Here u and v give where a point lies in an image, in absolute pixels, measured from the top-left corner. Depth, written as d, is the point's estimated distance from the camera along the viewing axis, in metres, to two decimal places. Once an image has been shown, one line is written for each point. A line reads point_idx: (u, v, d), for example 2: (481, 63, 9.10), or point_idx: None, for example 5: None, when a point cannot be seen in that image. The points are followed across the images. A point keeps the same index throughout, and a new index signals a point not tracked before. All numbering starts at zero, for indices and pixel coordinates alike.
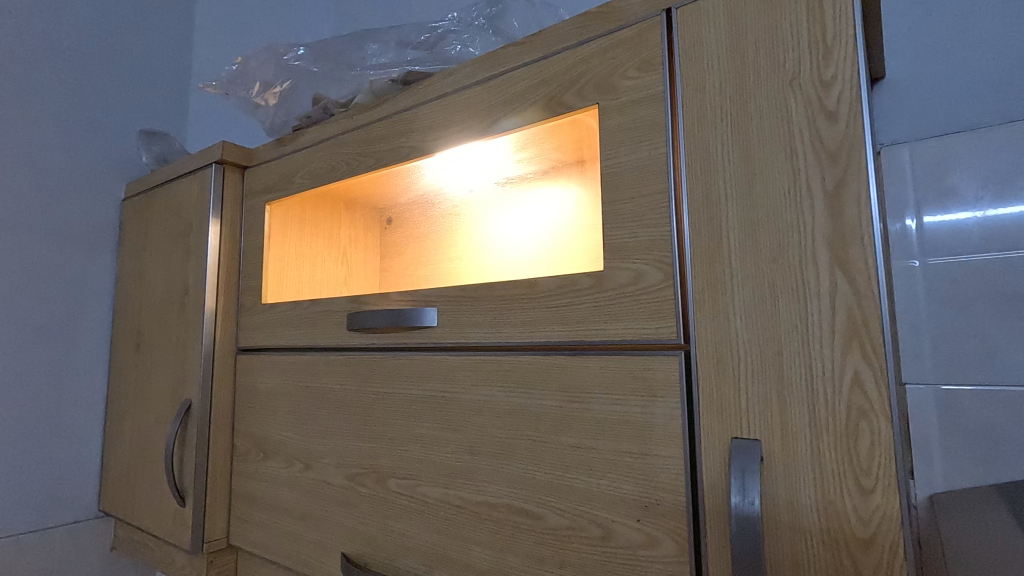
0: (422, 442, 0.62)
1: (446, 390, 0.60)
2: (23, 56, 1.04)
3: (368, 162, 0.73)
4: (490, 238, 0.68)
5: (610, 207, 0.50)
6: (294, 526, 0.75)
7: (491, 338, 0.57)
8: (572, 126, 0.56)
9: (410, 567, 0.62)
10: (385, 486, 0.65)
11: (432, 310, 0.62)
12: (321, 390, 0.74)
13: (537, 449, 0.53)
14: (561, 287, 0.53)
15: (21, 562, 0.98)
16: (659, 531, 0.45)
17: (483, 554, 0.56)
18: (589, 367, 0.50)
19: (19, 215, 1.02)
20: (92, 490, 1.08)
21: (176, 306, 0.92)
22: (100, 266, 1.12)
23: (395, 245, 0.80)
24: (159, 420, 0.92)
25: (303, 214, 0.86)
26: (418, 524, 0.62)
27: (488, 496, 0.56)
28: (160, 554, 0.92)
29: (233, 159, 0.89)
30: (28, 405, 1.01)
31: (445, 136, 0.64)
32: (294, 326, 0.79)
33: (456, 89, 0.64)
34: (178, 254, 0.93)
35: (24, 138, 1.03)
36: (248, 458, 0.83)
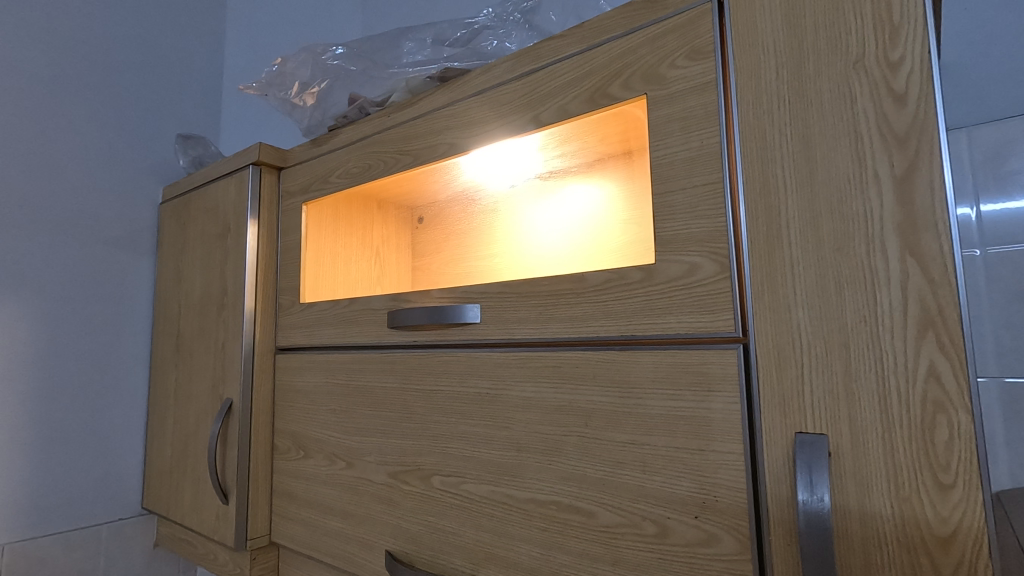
0: (467, 440, 0.62)
1: (491, 386, 0.60)
2: (64, 64, 1.07)
3: (405, 160, 0.73)
4: (527, 234, 0.68)
5: (660, 199, 0.49)
6: (337, 524, 0.75)
7: (537, 333, 0.57)
8: (617, 118, 0.55)
9: (456, 565, 0.62)
10: (429, 483, 0.65)
11: (476, 306, 0.62)
12: (362, 388, 0.74)
13: (587, 446, 0.52)
14: (610, 282, 0.52)
15: (70, 558, 1.00)
16: (718, 529, 0.44)
17: (532, 552, 0.55)
18: (642, 362, 0.49)
19: (60, 219, 1.04)
20: (135, 490, 1.10)
21: (215, 307, 0.93)
22: (139, 269, 1.15)
23: (430, 243, 0.80)
24: (200, 419, 0.93)
25: (338, 214, 0.87)
26: (463, 522, 0.61)
27: (537, 494, 0.55)
28: (203, 551, 0.94)
29: (270, 161, 0.90)
30: (74, 404, 1.04)
31: (485, 132, 0.64)
32: (334, 324, 0.79)
33: (495, 84, 0.64)
34: (216, 255, 0.94)
35: (64, 143, 1.06)
36: (289, 457, 0.84)
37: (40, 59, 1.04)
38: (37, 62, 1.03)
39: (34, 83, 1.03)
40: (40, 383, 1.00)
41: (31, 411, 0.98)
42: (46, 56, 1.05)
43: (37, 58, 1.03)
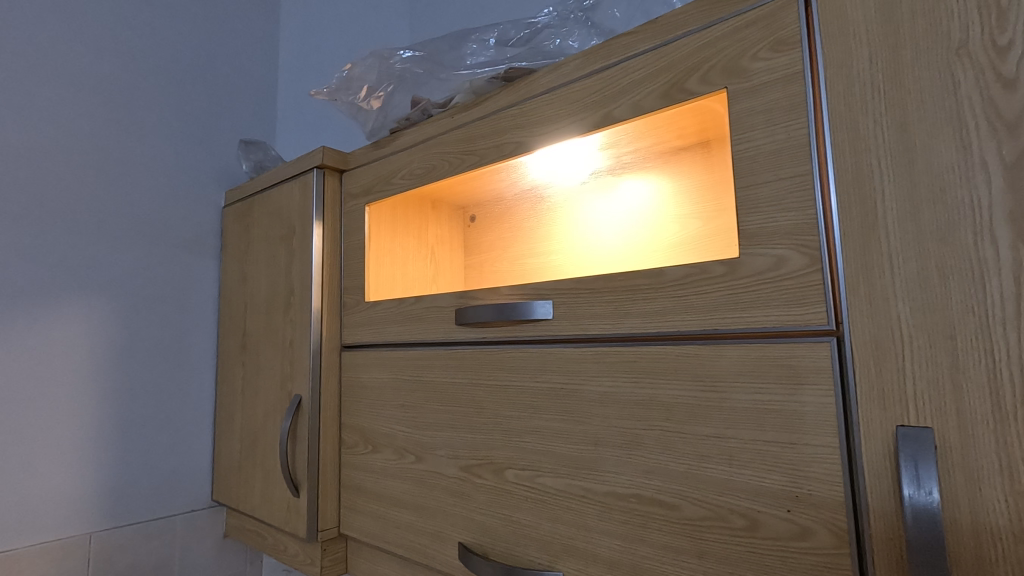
0: (541, 434, 0.63)
1: (566, 381, 0.61)
2: (132, 77, 1.12)
3: (470, 160, 0.74)
4: (591, 230, 0.70)
5: (743, 192, 0.49)
6: (407, 516, 0.77)
7: (613, 329, 0.58)
8: (695, 112, 0.55)
9: (534, 557, 0.63)
10: (503, 477, 0.66)
11: (548, 303, 0.63)
12: (431, 383, 0.76)
13: (669, 439, 0.53)
14: (689, 276, 0.53)
15: (148, 547, 1.06)
16: (813, 523, 0.44)
17: (612, 544, 0.56)
18: (726, 356, 0.49)
19: (133, 225, 1.10)
20: (205, 482, 1.15)
21: (282, 306, 0.96)
22: (204, 271, 1.19)
23: (490, 241, 0.82)
24: (268, 414, 0.97)
25: (397, 215, 0.89)
26: (540, 514, 0.62)
27: (617, 487, 0.56)
28: (273, 541, 0.98)
29: (332, 164, 0.93)
30: (147, 401, 1.09)
31: (554, 130, 0.65)
32: (400, 322, 0.81)
33: (564, 83, 0.64)
34: (281, 256, 0.98)
35: (135, 152, 1.11)
36: (357, 451, 0.87)
37: (111, 74, 1.09)
38: (109, 77, 1.09)
39: (107, 97, 1.08)
40: (118, 382, 1.05)
41: (110, 408, 1.04)
42: (116, 71, 1.10)
43: (109, 74, 1.09)
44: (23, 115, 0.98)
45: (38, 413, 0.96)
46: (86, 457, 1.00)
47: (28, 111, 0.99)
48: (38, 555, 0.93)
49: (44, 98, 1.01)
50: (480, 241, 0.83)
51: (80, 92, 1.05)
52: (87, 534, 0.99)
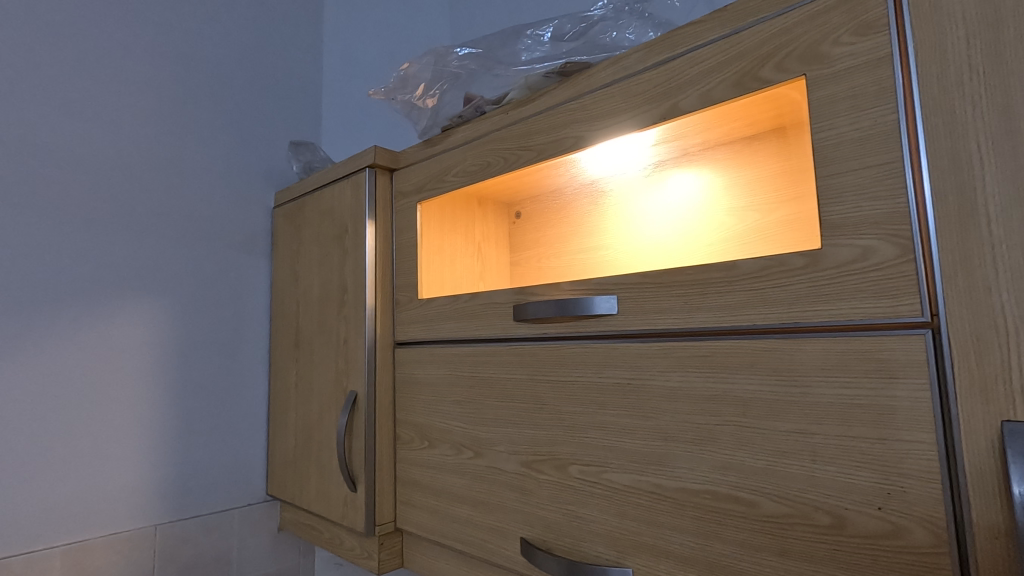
0: (607, 429, 0.63)
1: (633, 376, 0.60)
2: (185, 84, 1.16)
3: (526, 156, 0.74)
4: (637, 222, 0.70)
5: (825, 181, 0.48)
6: (466, 512, 0.78)
7: (683, 323, 0.57)
8: (768, 100, 0.54)
9: (601, 553, 0.62)
10: (567, 472, 0.66)
11: (612, 298, 0.63)
12: (489, 379, 0.76)
13: (746, 436, 0.52)
14: (765, 268, 0.51)
15: (209, 539, 1.09)
16: (907, 520, 0.43)
17: (685, 541, 0.55)
18: (807, 350, 0.48)
19: (190, 227, 1.13)
20: (259, 476, 1.18)
21: (335, 304, 0.98)
22: (256, 270, 1.22)
23: (534, 237, 0.83)
24: (323, 410, 0.99)
25: (445, 213, 0.89)
26: (606, 510, 0.62)
27: (689, 483, 0.55)
28: (329, 534, 0.99)
29: (384, 163, 0.94)
30: (205, 398, 1.12)
31: (614, 124, 0.64)
32: (454, 319, 0.82)
33: (626, 76, 0.64)
34: (334, 254, 0.99)
35: (189, 156, 1.15)
36: (412, 446, 0.87)
37: (166, 81, 1.13)
38: (163, 84, 1.13)
39: (162, 103, 1.12)
40: (177, 378, 1.09)
41: (171, 404, 1.08)
42: (170, 78, 1.14)
43: (164, 81, 1.13)
44: (86, 123, 1.02)
45: (105, 410, 1.00)
46: (149, 452, 1.04)
47: (91, 119, 1.03)
48: (108, 545, 0.97)
49: (105, 106, 1.05)
50: (526, 238, 0.84)
51: (137, 99, 1.09)
52: (153, 525, 1.03)
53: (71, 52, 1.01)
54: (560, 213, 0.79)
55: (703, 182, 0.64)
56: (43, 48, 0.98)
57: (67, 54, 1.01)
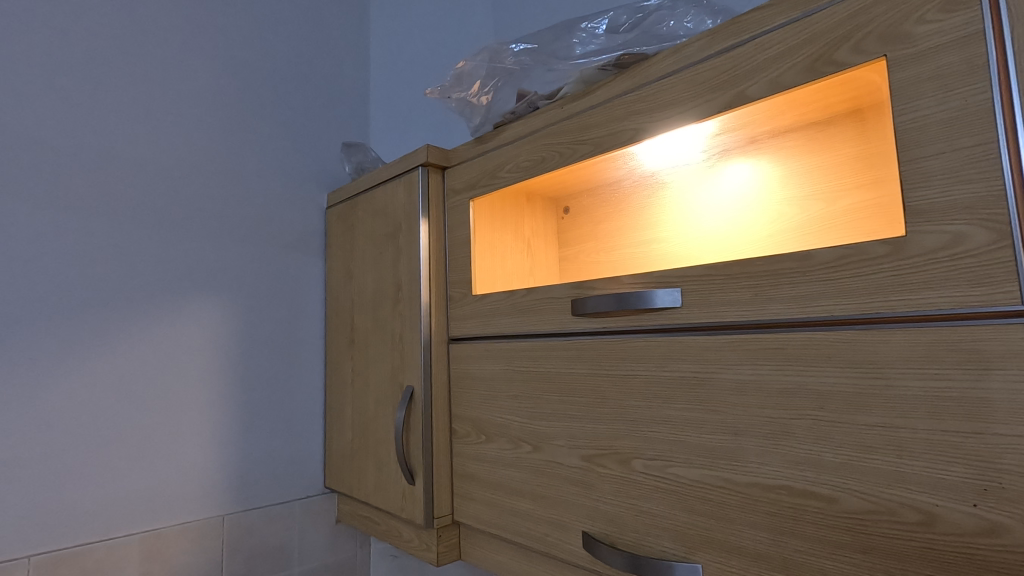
0: (672, 423, 0.62)
1: (699, 370, 0.60)
2: (242, 90, 1.20)
3: (583, 150, 0.73)
4: (690, 212, 0.70)
5: (908, 166, 0.46)
6: (526, 505, 0.78)
7: (752, 315, 0.56)
8: (844, 84, 0.52)
9: (667, 548, 0.62)
10: (630, 467, 0.66)
11: (675, 290, 0.62)
12: (547, 374, 0.76)
13: (824, 429, 0.50)
14: (842, 258, 0.50)
15: (271, 528, 1.13)
16: (1006, 518, 0.41)
17: (758, 537, 0.54)
18: (890, 341, 0.47)
19: (249, 229, 1.18)
20: (317, 469, 1.22)
21: (390, 301, 1.00)
22: (311, 269, 1.26)
23: (584, 232, 0.83)
24: (380, 404, 1.01)
25: (495, 211, 0.90)
26: (672, 504, 0.62)
27: (761, 479, 0.54)
28: (387, 526, 1.02)
29: (436, 161, 0.95)
30: (266, 393, 1.17)
31: (676, 115, 0.63)
32: (510, 314, 0.82)
33: (688, 65, 0.63)
34: (388, 252, 1.01)
35: (246, 160, 1.19)
36: (469, 440, 0.89)
37: (225, 88, 1.18)
38: (221, 92, 1.17)
39: (222, 110, 1.17)
40: (240, 374, 1.13)
41: (235, 398, 1.12)
42: (227, 87, 1.18)
43: (222, 89, 1.17)
44: (153, 132, 1.07)
45: (176, 405, 1.05)
46: (217, 445, 1.09)
47: (157, 128, 1.08)
48: (181, 534, 1.02)
49: (170, 116, 1.10)
50: (576, 233, 0.84)
51: (199, 107, 1.14)
52: (221, 516, 1.08)
53: (138, 65, 1.07)
54: (611, 207, 0.80)
55: (761, 171, 0.64)
56: (113, 62, 1.04)
57: (134, 67, 1.06)
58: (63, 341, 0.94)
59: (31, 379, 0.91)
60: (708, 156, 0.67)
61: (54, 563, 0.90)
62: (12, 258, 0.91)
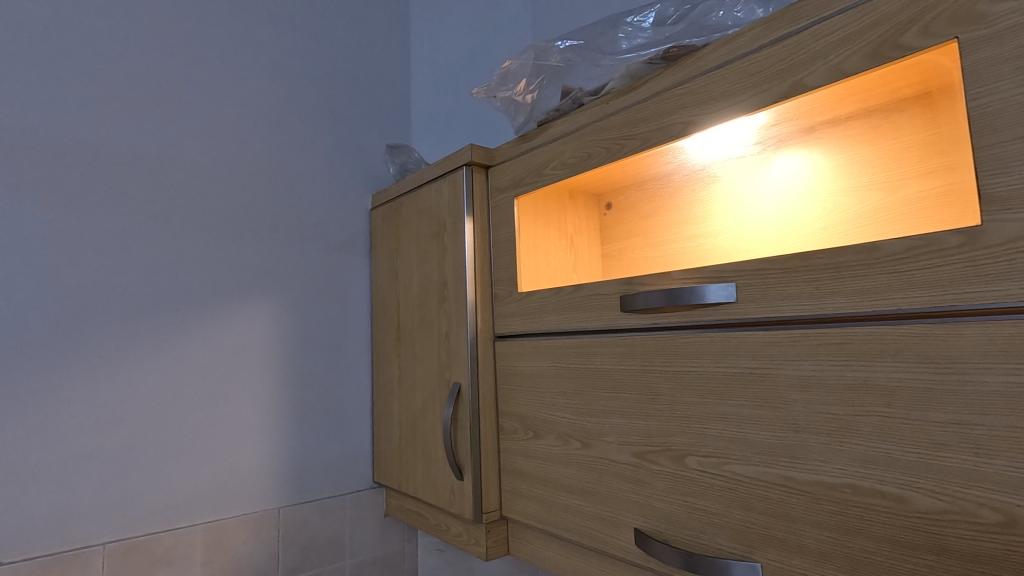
0: (728, 420, 0.61)
1: (757, 366, 0.58)
2: (289, 96, 1.24)
3: (630, 146, 0.73)
4: (740, 203, 0.69)
5: (982, 152, 0.45)
6: (576, 501, 0.78)
7: (814, 310, 0.54)
8: (910, 68, 0.51)
9: (724, 546, 0.61)
10: (684, 464, 0.65)
11: (730, 285, 0.61)
12: (597, 370, 0.76)
13: (892, 426, 0.49)
14: (911, 249, 0.48)
15: (324, 521, 1.17)
16: None
17: (821, 536, 0.53)
18: (965, 335, 0.45)
19: (298, 230, 1.21)
20: (366, 464, 1.25)
21: (436, 299, 1.02)
22: (357, 269, 1.29)
23: (628, 228, 0.82)
24: (427, 401, 1.03)
25: (539, 208, 0.91)
26: (729, 502, 0.61)
27: (825, 477, 0.53)
28: (435, 521, 1.04)
29: (480, 160, 0.96)
30: (317, 390, 1.20)
31: (728, 107, 0.62)
32: (557, 311, 0.83)
33: (741, 55, 0.62)
34: (433, 252, 1.03)
35: (295, 164, 1.23)
36: (517, 436, 0.89)
37: (273, 95, 1.22)
38: (269, 98, 1.21)
39: (271, 117, 1.21)
40: (292, 372, 1.17)
41: (288, 396, 1.16)
42: (275, 93, 1.22)
43: (271, 96, 1.21)
44: (208, 140, 1.12)
45: (234, 401, 1.09)
46: (272, 440, 1.13)
47: (212, 136, 1.12)
48: (240, 525, 1.07)
49: (224, 124, 1.14)
50: (620, 229, 0.84)
51: (250, 114, 1.18)
52: (277, 509, 1.12)
53: (193, 75, 1.12)
54: (657, 201, 0.79)
55: (815, 161, 0.62)
56: (169, 74, 1.09)
57: (189, 78, 1.11)
58: (129, 341, 1.00)
59: (101, 376, 0.96)
60: (760, 145, 0.66)
61: (124, 550, 0.95)
62: (82, 263, 0.97)
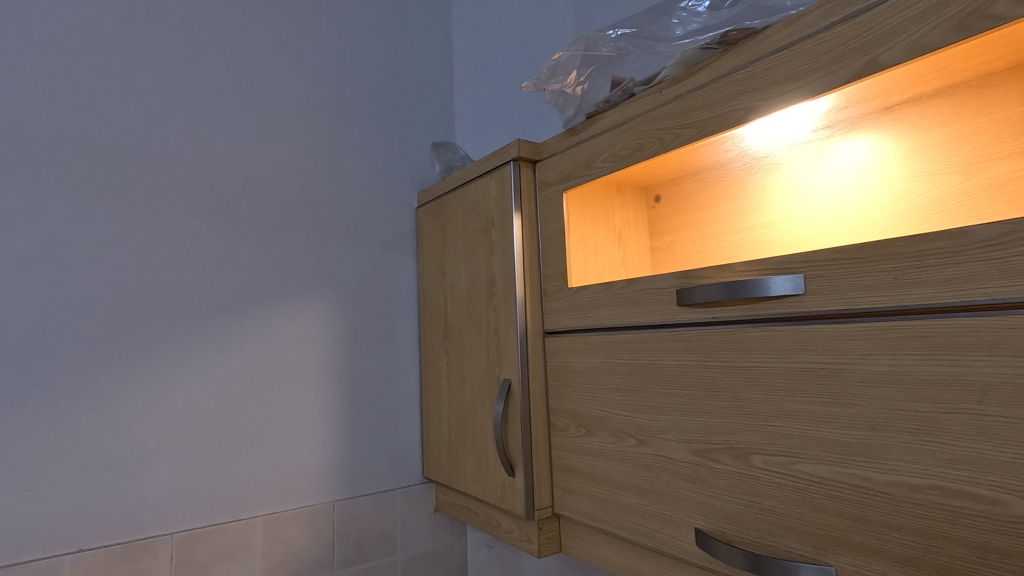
0: (797, 418, 0.58)
1: (828, 361, 0.56)
2: (336, 98, 1.27)
3: (685, 135, 0.71)
4: (801, 189, 0.67)
5: None
6: (632, 500, 0.77)
7: (892, 301, 0.51)
8: (998, 40, 0.47)
9: (794, 549, 0.59)
10: (748, 463, 0.63)
11: (797, 277, 0.58)
12: (652, 366, 0.75)
13: (984, 425, 0.46)
14: (1004, 235, 0.45)
15: (376, 516, 1.19)
16: None
17: (903, 541, 0.50)
18: None
19: (347, 230, 1.24)
20: (415, 460, 1.26)
21: (484, 296, 1.02)
22: (404, 266, 1.30)
23: (679, 220, 0.81)
24: (477, 397, 1.03)
25: (587, 203, 0.89)
26: (798, 503, 0.58)
27: (906, 478, 0.50)
28: (486, 517, 1.04)
29: (527, 156, 0.95)
30: (367, 386, 1.22)
31: (793, 91, 0.60)
32: (609, 306, 0.81)
33: (807, 36, 0.59)
34: (481, 248, 1.03)
35: (343, 164, 1.25)
36: (568, 433, 0.88)
37: (321, 97, 1.24)
38: (317, 100, 1.24)
39: (319, 119, 1.24)
40: (344, 368, 1.20)
41: (340, 391, 1.18)
42: (322, 95, 1.25)
43: (319, 98, 1.24)
44: (262, 143, 1.15)
45: (290, 397, 1.12)
46: (326, 435, 1.16)
47: (264, 139, 1.16)
48: (298, 517, 1.10)
49: (276, 127, 1.18)
50: (670, 222, 0.82)
51: (299, 117, 1.21)
52: (332, 502, 1.14)
53: (246, 81, 1.15)
54: (710, 191, 0.77)
55: (888, 144, 0.59)
56: (223, 81, 1.12)
57: (242, 83, 1.15)
58: (191, 339, 1.03)
59: (165, 374, 1.00)
60: (827, 128, 0.63)
61: (190, 540, 0.99)
62: (147, 265, 1.01)
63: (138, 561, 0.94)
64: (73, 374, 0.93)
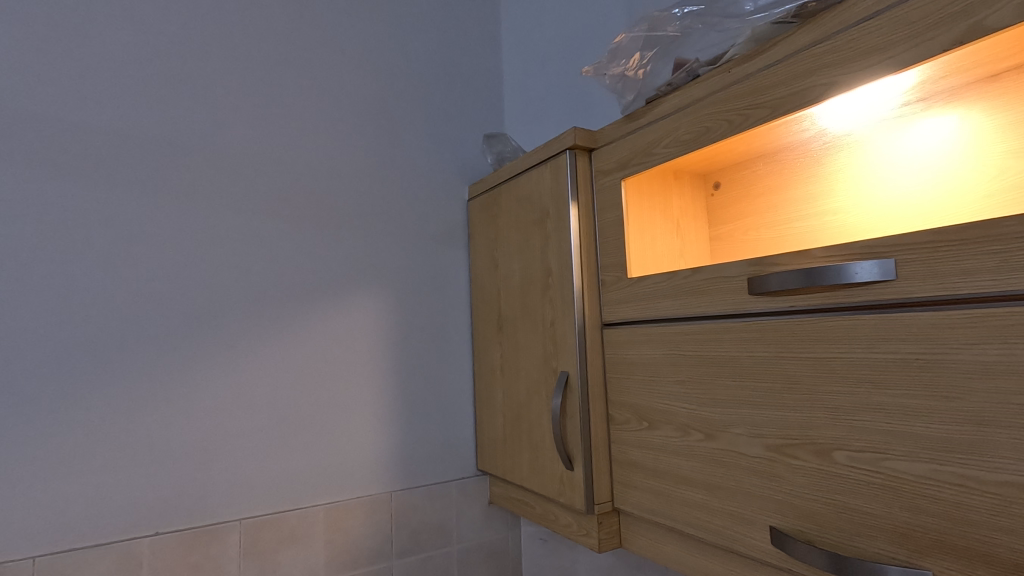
0: (887, 413, 0.55)
1: (924, 352, 0.52)
2: (388, 94, 1.28)
3: (757, 115, 0.68)
4: (882, 170, 0.62)
5: None
6: (699, 496, 0.74)
7: (1001, 286, 0.47)
8: None
9: (883, 552, 0.55)
10: (831, 460, 0.60)
11: (887, 262, 0.54)
12: (721, 358, 0.72)
13: None
14: None
15: (432, 507, 1.20)
16: None
17: (1015, 546, 0.46)
18: None
19: (400, 224, 1.25)
20: (469, 452, 1.27)
21: (539, 287, 1.01)
22: (456, 260, 1.31)
23: (743, 208, 0.77)
24: (532, 390, 1.02)
25: (646, 190, 0.86)
26: (889, 502, 0.55)
27: (1018, 477, 0.46)
28: (543, 510, 1.03)
29: (583, 143, 0.93)
30: (421, 379, 1.23)
31: (881, 63, 0.56)
32: (673, 296, 0.79)
33: (897, 2, 0.55)
34: (535, 239, 1.02)
35: (395, 159, 1.26)
36: (630, 426, 0.86)
37: (373, 94, 1.26)
38: (370, 96, 1.25)
39: (372, 114, 1.25)
40: (399, 361, 1.21)
41: (395, 384, 1.20)
42: (374, 91, 1.26)
43: (371, 94, 1.25)
44: (317, 140, 1.18)
45: (349, 388, 1.15)
46: (383, 427, 1.17)
47: (319, 136, 1.18)
48: (357, 506, 1.12)
49: (330, 124, 1.20)
50: (733, 210, 0.78)
51: (352, 113, 1.22)
52: (388, 493, 1.16)
53: (302, 80, 1.18)
54: (777, 176, 0.73)
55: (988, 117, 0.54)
56: (281, 81, 1.15)
57: (298, 82, 1.17)
58: (256, 332, 1.07)
59: (232, 367, 1.04)
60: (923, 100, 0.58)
61: (256, 527, 1.02)
62: (213, 261, 1.04)
63: (209, 546, 0.98)
64: (148, 367, 0.97)
